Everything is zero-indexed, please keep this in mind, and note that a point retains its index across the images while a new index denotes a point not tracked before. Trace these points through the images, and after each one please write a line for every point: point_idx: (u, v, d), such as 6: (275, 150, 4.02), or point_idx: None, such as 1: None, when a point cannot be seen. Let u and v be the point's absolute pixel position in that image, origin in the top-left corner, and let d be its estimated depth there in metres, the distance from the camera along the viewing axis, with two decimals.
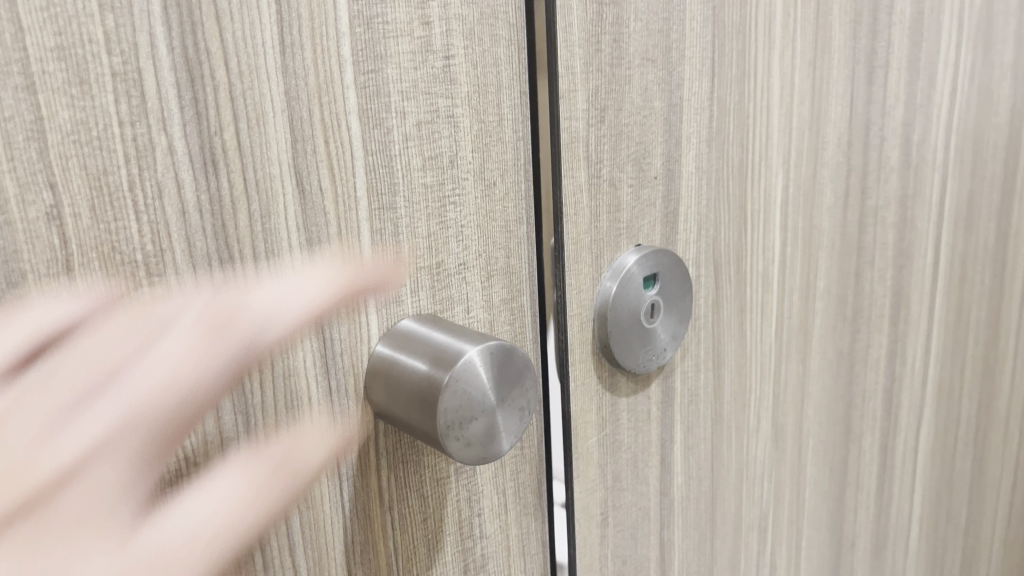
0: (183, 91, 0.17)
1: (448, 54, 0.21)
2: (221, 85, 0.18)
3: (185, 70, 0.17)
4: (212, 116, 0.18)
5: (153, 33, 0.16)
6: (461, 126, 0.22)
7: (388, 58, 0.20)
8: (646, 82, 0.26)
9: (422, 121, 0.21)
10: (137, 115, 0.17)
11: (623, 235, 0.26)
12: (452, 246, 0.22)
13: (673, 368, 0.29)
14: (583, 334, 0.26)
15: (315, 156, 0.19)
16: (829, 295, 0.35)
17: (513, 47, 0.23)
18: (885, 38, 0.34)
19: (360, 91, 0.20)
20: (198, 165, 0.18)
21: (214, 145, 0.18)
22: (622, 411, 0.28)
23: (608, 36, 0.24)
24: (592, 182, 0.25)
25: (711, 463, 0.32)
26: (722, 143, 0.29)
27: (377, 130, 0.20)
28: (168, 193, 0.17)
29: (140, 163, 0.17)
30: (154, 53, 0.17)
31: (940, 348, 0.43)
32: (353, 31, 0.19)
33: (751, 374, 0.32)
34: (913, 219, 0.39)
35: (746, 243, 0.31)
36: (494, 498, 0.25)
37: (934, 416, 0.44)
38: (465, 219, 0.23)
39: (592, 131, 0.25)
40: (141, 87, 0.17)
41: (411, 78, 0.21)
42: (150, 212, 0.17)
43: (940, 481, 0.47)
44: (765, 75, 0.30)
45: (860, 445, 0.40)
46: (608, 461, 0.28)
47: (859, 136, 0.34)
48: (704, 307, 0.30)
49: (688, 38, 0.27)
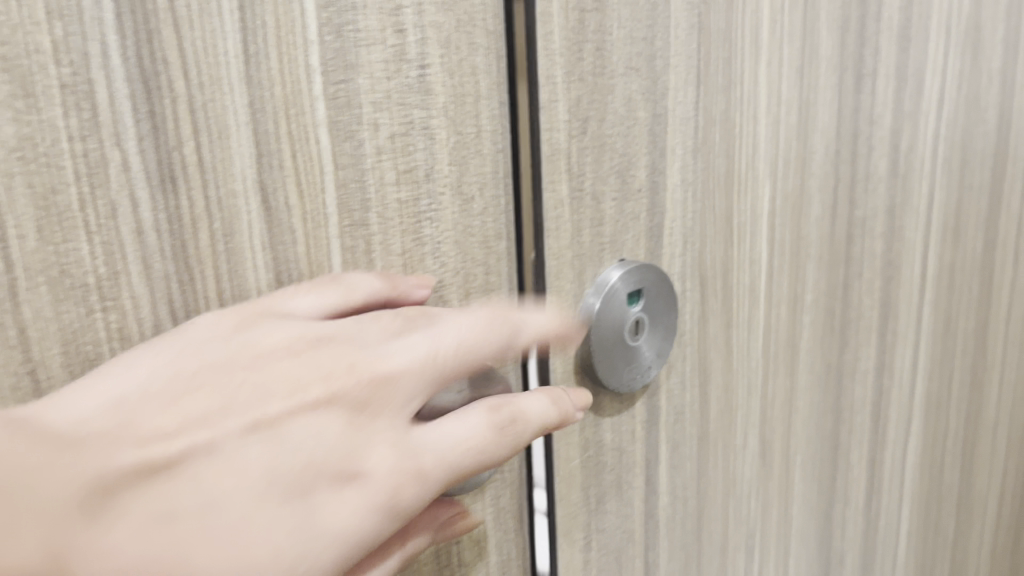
0: (140, 103, 0.18)
1: (422, 64, 0.21)
2: (180, 97, 0.18)
3: (141, 81, 0.18)
4: (170, 131, 0.19)
5: (106, 41, 0.17)
6: (438, 138, 0.22)
7: (360, 67, 0.20)
8: (630, 91, 0.25)
9: (395, 133, 0.21)
10: (88, 129, 0.18)
11: (606, 250, 0.25)
12: (428, 263, 0.23)
13: (658, 386, 0.28)
14: (565, 353, 0.25)
15: (280, 171, 0.20)
16: (816, 308, 0.35)
17: (492, 55, 0.22)
18: (873, 45, 0.34)
19: (331, 103, 0.20)
20: (155, 183, 0.19)
21: (172, 160, 0.19)
22: (605, 431, 0.27)
23: (590, 44, 0.23)
24: (574, 195, 0.24)
25: (697, 482, 0.31)
26: (708, 154, 0.28)
27: (348, 143, 0.21)
28: (123, 212, 0.18)
29: (92, 180, 0.18)
30: (107, 64, 0.18)
31: (928, 359, 0.43)
32: (322, 39, 0.20)
33: (738, 390, 0.32)
34: (901, 229, 0.38)
35: (733, 256, 0.30)
36: (473, 525, 0.25)
37: (921, 428, 0.44)
38: (441, 236, 0.23)
39: (574, 143, 0.24)
40: (92, 101, 0.18)
41: (385, 89, 0.21)
42: (102, 231, 0.18)
43: (927, 493, 0.46)
44: (752, 83, 0.29)
45: (848, 460, 0.39)
46: (591, 483, 0.27)
47: (847, 145, 0.34)
48: (690, 323, 0.29)
49: (672, 45, 0.26)
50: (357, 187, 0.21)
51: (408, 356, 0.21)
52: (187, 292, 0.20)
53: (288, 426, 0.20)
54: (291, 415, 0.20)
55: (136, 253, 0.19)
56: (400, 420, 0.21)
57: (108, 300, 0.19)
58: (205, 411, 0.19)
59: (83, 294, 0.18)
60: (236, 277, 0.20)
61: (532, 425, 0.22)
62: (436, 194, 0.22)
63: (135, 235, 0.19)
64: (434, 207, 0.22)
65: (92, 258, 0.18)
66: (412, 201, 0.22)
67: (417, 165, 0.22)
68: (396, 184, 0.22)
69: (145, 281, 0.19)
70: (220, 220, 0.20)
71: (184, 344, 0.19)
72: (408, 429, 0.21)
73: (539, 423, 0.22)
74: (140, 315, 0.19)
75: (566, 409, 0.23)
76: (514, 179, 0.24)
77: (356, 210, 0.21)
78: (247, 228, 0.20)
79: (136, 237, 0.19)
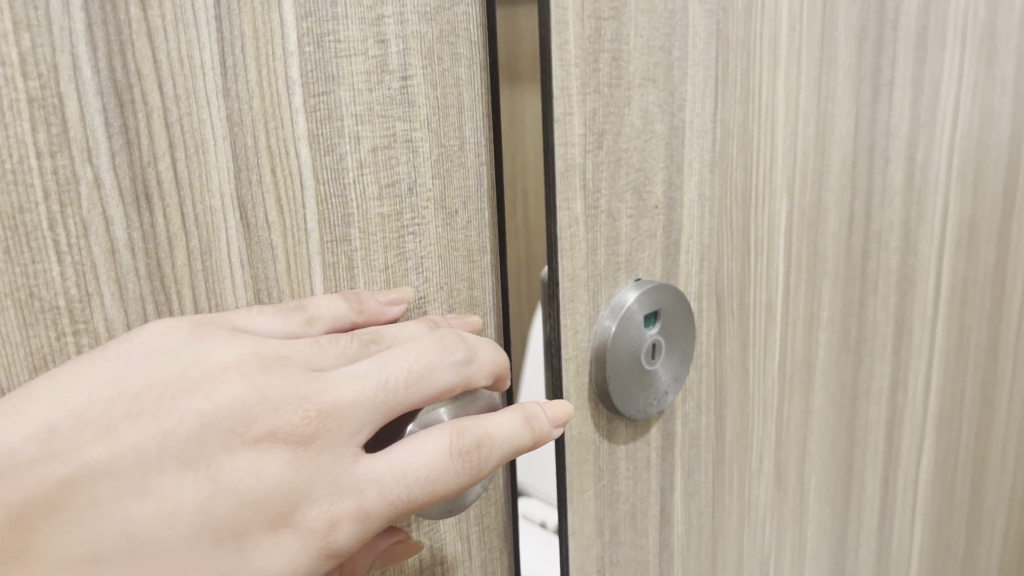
0: (112, 117, 0.18)
1: (404, 75, 0.21)
2: (153, 112, 0.18)
3: (113, 95, 0.18)
4: (143, 145, 0.18)
5: (76, 53, 0.17)
6: (419, 151, 0.22)
7: (341, 79, 0.21)
8: (647, 103, 0.24)
9: (377, 146, 0.21)
10: (57, 146, 0.18)
11: (622, 269, 0.24)
12: (411, 278, 0.23)
13: (674, 411, 0.27)
14: (579, 380, 0.24)
15: (260, 186, 0.20)
16: (832, 326, 0.33)
17: (474, 68, 0.23)
18: (890, 54, 0.33)
19: (309, 114, 0.20)
20: (129, 200, 0.19)
21: (147, 176, 0.19)
22: (620, 459, 0.25)
23: (607, 53, 0.22)
24: (589, 213, 0.23)
25: (712, 509, 0.30)
26: (726, 168, 0.27)
27: (330, 156, 0.21)
28: (95, 231, 0.18)
29: (62, 199, 0.18)
30: (76, 77, 0.17)
31: (941, 375, 0.42)
32: (302, 50, 0.20)
33: (754, 412, 0.30)
34: (916, 242, 0.37)
35: (749, 274, 0.29)
36: (456, 544, 0.26)
37: (934, 445, 0.43)
38: (423, 250, 0.23)
39: (589, 159, 0.22)
40: (63, 115, 0.17)
41: (367, 101, 0.21)
42: (74, 251, 0.18)
43: (939, 512, 0.45)
44: (770, 94, 0.28)
45: (862, 481, 0.38)
46: (605, 514, 0.25)
47: (864, 157, 0.33)
48: (706, 344, 0.28)
49: (690, 55, 0.25)
50: (339, 202, 0.21)
51: (357, 379, 0.19)
52: (162, 311, 0.20)
53: (226, 459, 0.18)
54: (229, 447, 0.18)
55: (109, 272, 0.19)
56: (349, 448, 0.19)
57: (79, 323, 0.19)
58: (138, 440, 0.18)
59: (52, 317, 0.18)
60: (214, 295, 0.20)
61: (499, 448, 0.20)
62: (418, 208, 0.23)
63: (108, 254, 0.19)
64: (416, 222, 0.23)
65: (62, 279, 0.18)
66: (394, 215, 0.22)
67: (399, 179, 0.22)
68: (377, 198, 0.22)
69: (119, 302, 0.19)
70: (198, 236, 0.20)
71: (120, 367, 0.18)
72: (357, 459, 0.19)
73: (505, 449, 0.20)
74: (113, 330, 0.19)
75: (541, 430, 0.21)
76: (493, 192, 0.24)
77: (338, 225, 0.21)
78: (227, 243, 0.20)
79: (110, 257, 0.19)
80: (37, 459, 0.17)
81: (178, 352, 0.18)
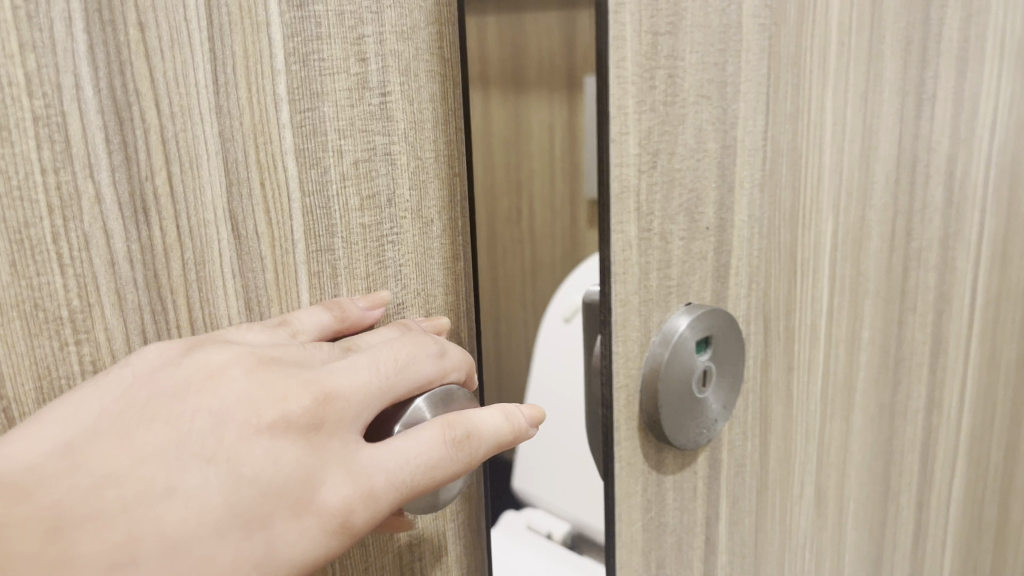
0: (113, 133, 0.16)
1: (383, 90, 0.20)
2: (152, 128, 0.17)
3: (114, 113, 0.16)
4: (143, 160, 0.17)
5: (79, 72, 0.16)
6: (399, 162, 0.20)
7: (325, 95, 0.19)
8: (701, 121, 0.23)
9: (358, 159, 0.20)
10: (62, 162, 0.16)
11: (673, 293, 0.23)
12: (390, 286, 0.21)
13: (721, 438, 0.26)
14: (630, 408, 0.23)
15: (251, 200, 0.18)
16: (873, 345, 0.33)
17: (450, 81, 0.21)
18: (934, 68, 0.32)
19: (297, 132, 0.18)
20: (127, 214, 0.17)
21: (146, 190, 0.17)
22: (667, 489, 0.25)
23: (663, 70, 0.21)
24: (643, 236, 0.22)
25: (755, 537, 0.29)
26: (776, 187, 0.26)
27: (313, 170, 0.19)
28: (96, 245, 0.16)
29: (64, 213, 0.16)
30: (79, 95, 0.16)
31: (974, 394, 0.41)
32: (288, 67, 0.18)
33: (797, 436, 0.30)
34: (953, 260, 0.36)
35: (796, 294, 0.28)
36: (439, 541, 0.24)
37: (965, 464, 0.42)
38: (402, 259, 0.21)
39: (644, 179, 0.21)
40: (65, 131, 0.16)
41: (348, 115, 0.19)
42: (75, 263, 0.16)
43: (968, 531, 0.44)
44: (818, 110, 0.27)
45: (898, 503, 0.37)
46: (652, 546, 0.25)
47: (906, 172, 0.32)
48: (753, 368, 0.27)
49: (744, 69, 0.24)
50: (322, 214, 0.19)
51: (351, 367, 0.18)
52: (159, 324, 0.18)
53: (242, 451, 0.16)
54: (245, 439, 0.16)
55: (108, 286, 0.17)
56: (352, 436, 0.18)
57: (81, 331, 0.17)
58: (152, 445, 0.16)
59: (56, 327, 0.16)
60: (206, 313, 0.18)
61: (487, 441, 0.19)
62: (398, 219, 0.21)
63: (108, 268, 0.17)
64: (396, 231, 0.21)
65: (65, 292, 0.16)
66: (376, 225, 0.20)
67: (380, 188, 0.20)
68: (359, 209, 0.20)
69: (117, 313, 0.17)
70: (192, 250, 0.18)
71: (127, 376, 0.16)
72: (361, 447, 0.18)
73: (493, 438, 0.19)
74: (116, 349, 0.17)
75: (520, 426, 0.20)
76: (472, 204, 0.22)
77: (321, 236, 0.19)
78: (217, 256, 0.18)
79: (109, 270, 0.17)
80: (50, 476, 0.15)
81: (181, 354, 0.17)
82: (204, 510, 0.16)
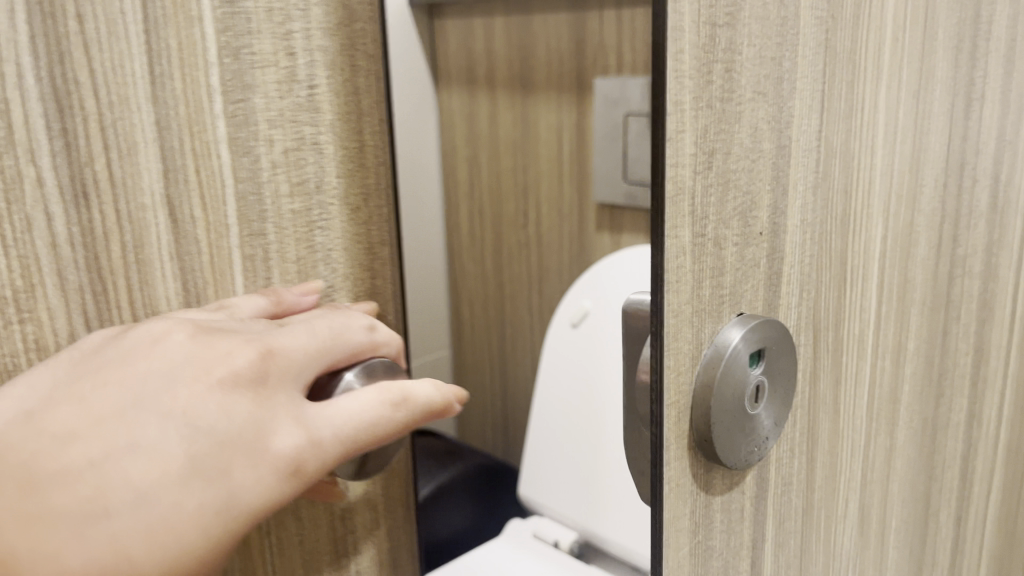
0: (51, 117, 0.21)
1: (310, 84, 0.25)
2: (90, 114, 0.21)
3: (52, 101, 0.21)
4: (82, 144, 0.21)
5: (19, 60, 0.20)
6: (326, 152, 0.26)
7: (256, 87, 0.24)
8: (756, 120, 0.22)
9: (288, 147, 0.25)
10: (4, 145, 0.20)
11: (725, 302, 0.23)
12: (320, 267, 0.27)
13: (769, 456, 0.25)
14: (680, 425, 0.22)
15: (186, 182, 0.23)
16: (918, 357, 0.31)
17: (371, 76, 0.26)
18: (983, 67, 0.31)
19: (228, 121, 0.24)
20: (68, 197, 0.21)
21: (84, 177, 0.21)
22: (715, 511, 0.24)
23: (721, 65, 0.21)
24: (697, 241, 0.21)
25: (801, 561, 0.27)
26: (828, 189, 0.25)
27: (244, 158, 0.24)
28: (38, 228, 0.21)
29: (9, 197, 0.20)
30: (20, 81, 0.20)
31: (1014, 404, 0.39)
32: (221, 62, 0.23)
33: (843, 455, 0.28)
34: (996, 266, 0.35)
35: (844, 304, 0.27)
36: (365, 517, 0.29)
37: (1004, 477, 0.40)
38: (329, 243, 0.27)
39: (699, 179, 0.21)
40: (8, 118, 0.20)
41: (278, 106, 0.24)
42: (19, 245, 0.21)
43: (1004, 545, 0.42)
44: (871, 109, 0.26)
45: (938, 519, 0.36)
46: (699, 572, 0.23)
47: (955, 176, 0.30)
48: (802, 383, 0.26)
49: (798, 65, 0.23)
50: (254, 198, 0.25)
51: (291, 337, 0.24)
52: (101, 301, 0.22)
53: (200, 405, 0.22)
54: (195, 396, 0.22)
55: (51, 269, 0.21)
56: (294, 389, 0.24)
57: (25, 311, 0.21)
58: (125, 401, 0.21)
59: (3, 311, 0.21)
60: (145, 290, 0.23)
61: (419, 402, 0.25)
62: (324, 205, 0.26)
63: (49, 251, 0.21)
64: (323, 217, 0.26)
65: (7, 270, 0.21)
66: (304, 211, 0.26)
67: (308, 177, 0.26)
68: (289, 196, 0.25)
69: (60, 291, 0.22)
70: (130, 232, 0.22)
71: (75, 354, 0.22)
72: (304, 403, 0.23)
73: (423, 401, 0.25)
74: (56, 327, 0.22)
75: (445, 396, 0.26)
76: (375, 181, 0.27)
77: (254, 220, 0.25)
78: (154, 235, 0.23)
79: (51, 252, 0.21)
80: (33, 435, 0.20)
81: (126, 331, 0.22)
82: (165, 464, 0.21)
